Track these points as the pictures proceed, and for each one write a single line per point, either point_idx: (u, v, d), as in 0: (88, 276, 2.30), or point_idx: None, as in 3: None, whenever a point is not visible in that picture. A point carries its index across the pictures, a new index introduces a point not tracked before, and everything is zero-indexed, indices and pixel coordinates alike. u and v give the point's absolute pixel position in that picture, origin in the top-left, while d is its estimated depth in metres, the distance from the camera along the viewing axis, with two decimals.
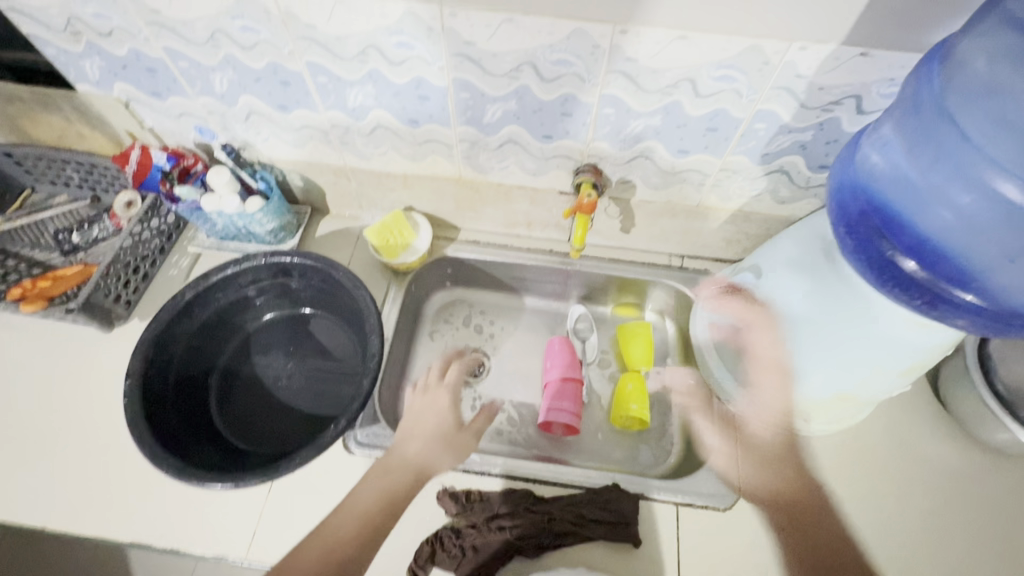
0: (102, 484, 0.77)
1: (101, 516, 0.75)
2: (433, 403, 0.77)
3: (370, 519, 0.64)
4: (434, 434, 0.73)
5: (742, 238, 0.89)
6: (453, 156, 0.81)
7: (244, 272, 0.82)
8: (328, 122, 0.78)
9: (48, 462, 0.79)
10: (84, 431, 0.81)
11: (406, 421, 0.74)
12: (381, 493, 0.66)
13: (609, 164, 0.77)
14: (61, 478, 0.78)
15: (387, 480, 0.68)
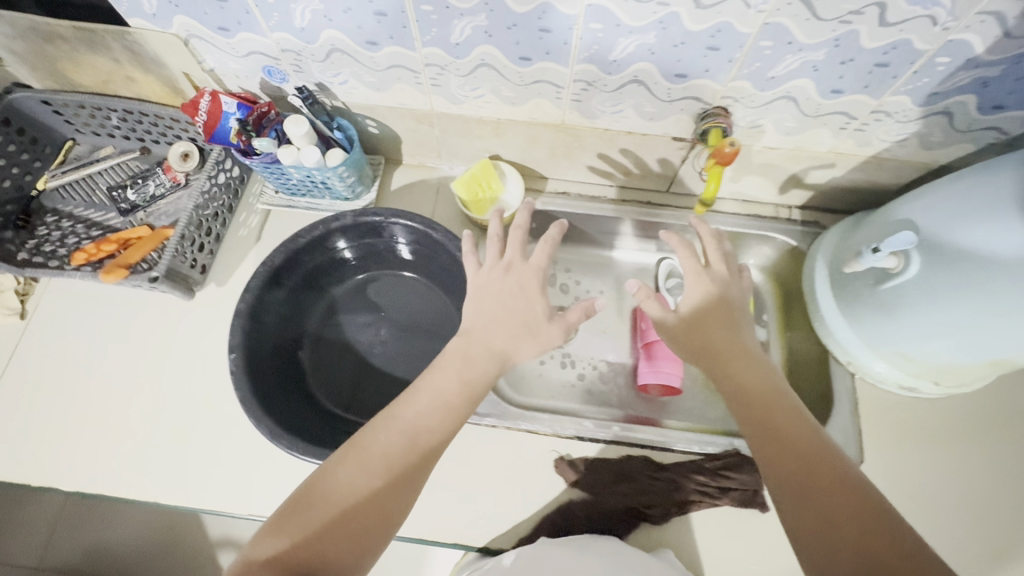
0: (202, 459, 0.74)
1: (203, 492, 0.72)
2: (511, 281, 0.63)
3: (447, 407, 0.56)
4: (510, 321, 0.61)
5: (865, 186, 0.82)
6: (560, 99, 0.72)
7: (332, 232, 0.75)
8: (423, 61, 0.68)
9: (141, 437, 0.75)
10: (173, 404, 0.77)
11: (486, 307, 0.61)
12: (462, 385, 0.58)
13: (743, 106, 0.68)
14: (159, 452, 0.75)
15: (466, 368, 0.59)
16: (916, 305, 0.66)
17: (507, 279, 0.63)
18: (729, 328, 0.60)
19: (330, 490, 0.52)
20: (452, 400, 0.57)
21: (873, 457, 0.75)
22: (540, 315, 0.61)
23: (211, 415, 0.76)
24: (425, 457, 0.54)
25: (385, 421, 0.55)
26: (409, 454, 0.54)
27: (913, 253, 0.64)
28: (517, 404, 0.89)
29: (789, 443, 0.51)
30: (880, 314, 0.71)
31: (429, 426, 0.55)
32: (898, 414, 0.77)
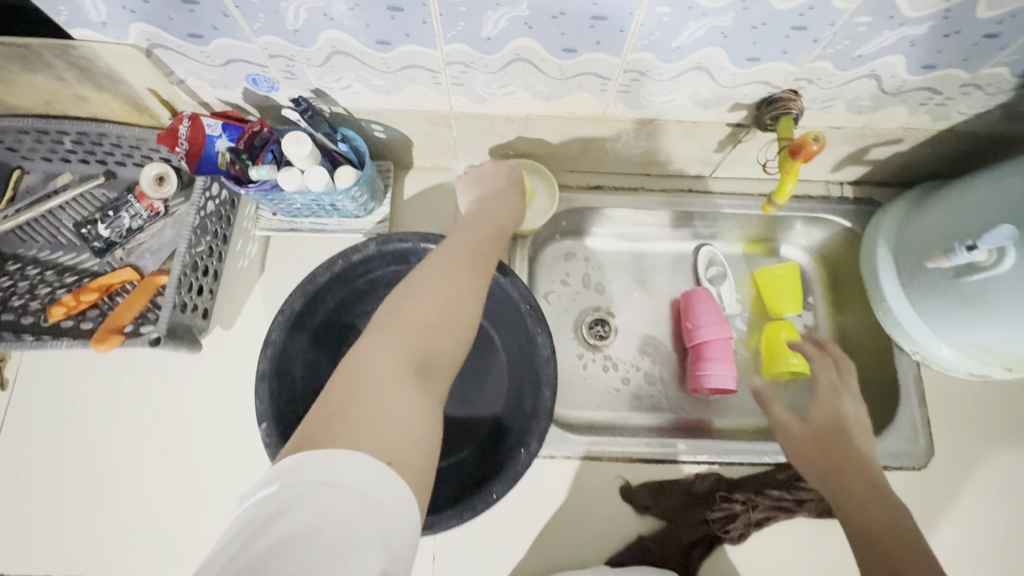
0: None
1: None
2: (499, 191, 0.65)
3: (491, 248, 0.56)
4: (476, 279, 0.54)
5: (930, 158, 0.75)
6: (605, 91, 0.62)
7: (354, 265, 0.65)
8: (445, 59, 0.57)
9: (166, 507, 0.68)
10: (195, 467, 0.69)
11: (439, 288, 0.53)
12: (500, 233, 0.58)
13: (817, 87, 0.60)
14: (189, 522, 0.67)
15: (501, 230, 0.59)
16: (1008, 302, 0.60)
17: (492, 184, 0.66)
18: (845, 452, 0.57)
19: (413, 291, 0.47)
20: (494, 244, 0.56)
21: (943, 447, 0.73)
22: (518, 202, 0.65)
23: (241, 477, 0.69)
24: (481, 259, 0.53)
25: (439, 255, 0.51)
26: (476, 277, 0.50)
27: (1009, 250, 0.58)
28: (563, 420, 0.84)
29: (876, 540, 0.49)
30: (963, 307, 0.66)
31: (484, 262, 0.53)
32: (965, 401, 0.75)
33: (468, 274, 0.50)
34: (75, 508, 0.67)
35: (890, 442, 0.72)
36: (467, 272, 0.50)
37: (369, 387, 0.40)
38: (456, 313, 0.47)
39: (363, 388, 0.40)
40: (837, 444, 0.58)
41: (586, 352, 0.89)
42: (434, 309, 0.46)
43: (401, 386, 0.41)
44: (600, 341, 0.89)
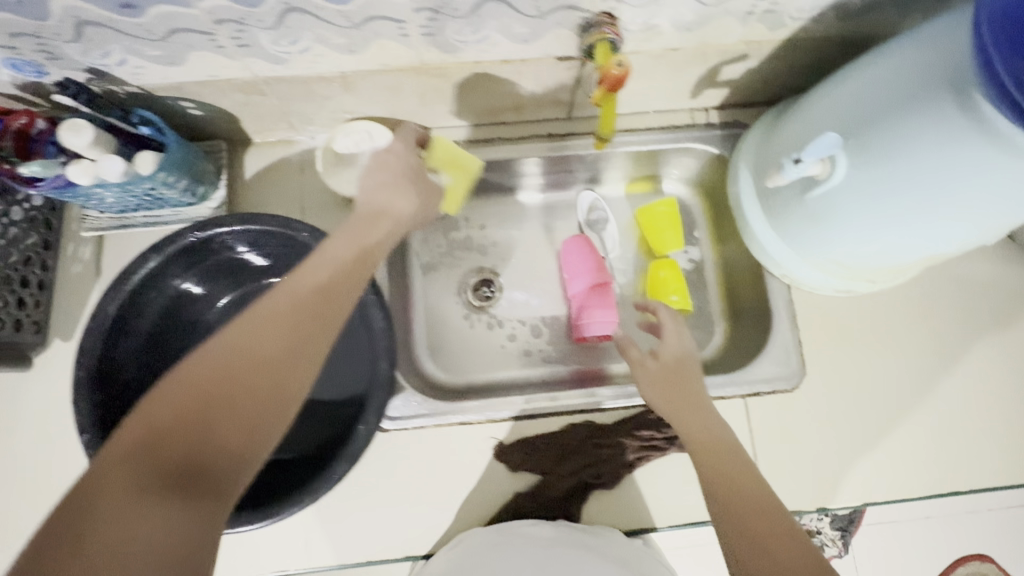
0: None
1: None
2: (383, 188, 0.55)
3: (349, 291, 0.46)
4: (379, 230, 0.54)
5: (785, 72, 0.72)
6: (408, 36, 0.57)
7: (173, 258, 0.61)
8: (211, 18, 0.51)
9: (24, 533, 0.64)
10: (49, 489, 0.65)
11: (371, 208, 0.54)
12: (360, 261, 0.48)
13: (630, 6, 0.55)
14: None
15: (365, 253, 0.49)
16: (847, 213, 0.59)
17: (386, 175, 0.56)
18: (683, 395, 0.59)
19: (212, 370, 0.38)
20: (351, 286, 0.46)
21: (815, 364, 0.73)
22: (427, 199, 0.58)
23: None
24: (321, 309, 0.43)
25: (263, 313, 0.41)
26: (306, 342, 0.41)
27: (840, 156, 0.55)
28: (452, 385, 0.83)
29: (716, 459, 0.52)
30: (810, 224, 0.64)
31: (327, 312, 0.43)
32: (834, 316, 0.75)
33: (285, 332, 0.41)
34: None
35: (764, 367, 0.72)
36: (291, 339, 0.41)
37: (116, 513, 0.33)
38: (264, 393, 0.39)
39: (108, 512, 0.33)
40: (681, 390, 0.60)
41: (471, 313, 0.86)
42: (216, 390, 0.38)
43: (154, 506, 0.34)
44: (486, 301, 0.87)
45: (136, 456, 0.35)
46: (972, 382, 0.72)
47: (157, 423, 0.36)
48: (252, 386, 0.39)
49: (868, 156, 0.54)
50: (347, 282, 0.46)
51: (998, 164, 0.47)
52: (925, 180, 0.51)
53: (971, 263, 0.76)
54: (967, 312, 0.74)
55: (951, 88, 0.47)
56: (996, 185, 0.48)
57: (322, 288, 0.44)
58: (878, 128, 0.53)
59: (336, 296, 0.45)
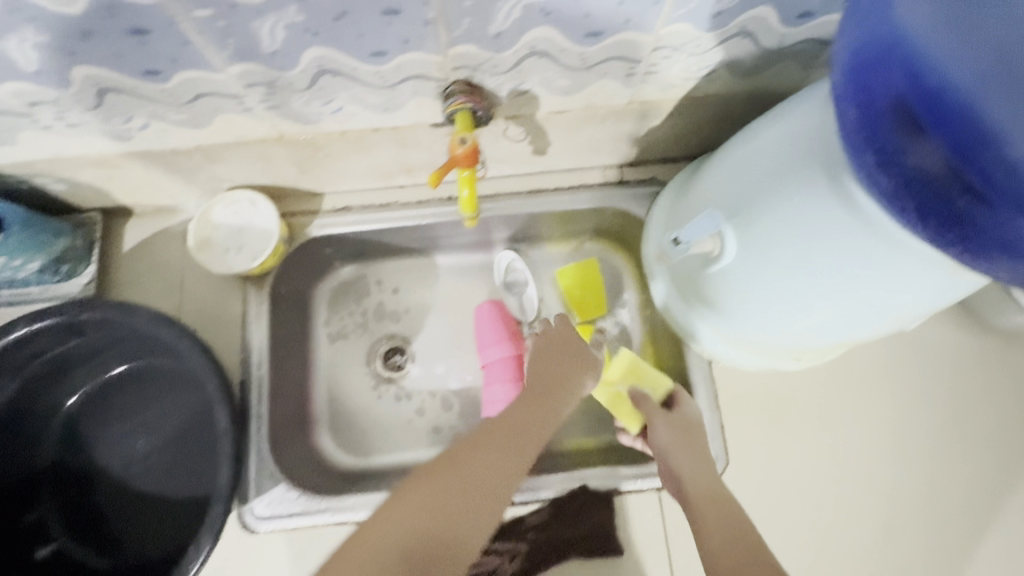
0: None
1: None
2: (557, 359, 0.58)
3: (529, 430, 0.51)
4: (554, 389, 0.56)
5: (696, 130, 0.66)
6: (252, 109, 0.52)
7: (10, 349, 0.56)
8: (22, 101, 0.47)
9: None
10: None
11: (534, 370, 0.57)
12: (534, 407, 0.53)
13: (489, 73, 0.50)
14: None
15: (539, 397, 0.54)
16: (746, 291, 0.54)
17: (558, 343, 0.60)
18: (695, 454, 0.57)
19: (374, 540, 0.41)
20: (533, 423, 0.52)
21: (742, 448, 0.65)
22: (589, 365, 0.59)
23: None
24: (506, 446, 0.49)
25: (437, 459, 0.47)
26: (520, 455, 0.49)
27: (728, 233, 0.52)
28: (354, 467, 0.75)
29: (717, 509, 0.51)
30: (716, 301, 0.59)
31: (521, 442, 0.50)
32: (762, 393, 0.67)
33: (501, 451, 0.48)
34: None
35: None
36: (453, 489, 0.44)
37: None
38: (466, 505, 0.44)
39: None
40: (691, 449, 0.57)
41: (381, 383, 0.79)
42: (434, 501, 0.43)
43: None
44: (396, 372, 0.79)
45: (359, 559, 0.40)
46: (921, 467, 0.64)
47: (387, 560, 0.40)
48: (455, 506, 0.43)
49: (750, 233, 0.50)
50: (531, 414, 0.52)
51: (876, 247, 0.43)
52: (807, 258, 0.47)
53: (915, 328, 0.68)
54: (912, 390, 0.66)
55: (822, 168, 0.44)
56: (880, 269, 0.44)
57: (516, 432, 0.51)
58: (755, 204, 0.49)
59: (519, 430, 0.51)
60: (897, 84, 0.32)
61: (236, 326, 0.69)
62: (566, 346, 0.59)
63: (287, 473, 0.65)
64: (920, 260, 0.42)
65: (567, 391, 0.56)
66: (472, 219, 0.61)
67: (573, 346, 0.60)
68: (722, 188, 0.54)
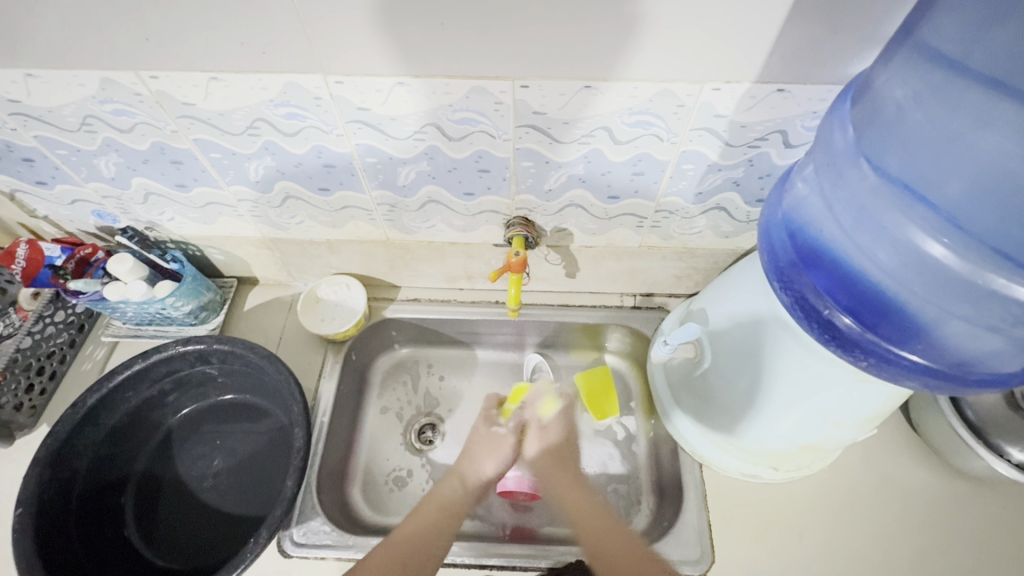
0: None
1: None
2: (489, 451, 0.76)
3: (433, 538, 0.67)
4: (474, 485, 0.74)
5: (693, 273, 0.85)
6: (375, 220, 0.76)
7: (155, 365, 0.74)
8: (235, 198, 0.73)
9: None
10: None
11: (455, 472, 0.75)
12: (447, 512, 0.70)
13: (540, 215, 0.73)
14: None
15: (448, 507, 0.71)
16: (724, 397, 0.69)
17: (483, 438, 0.78)
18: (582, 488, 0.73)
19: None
20: (433, 543, 0.67)
21: (729, 551, 0.71)
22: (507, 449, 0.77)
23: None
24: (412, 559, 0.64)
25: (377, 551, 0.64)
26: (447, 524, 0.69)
27: (707, 346, 0.70)
28: (377, 526, 0.82)
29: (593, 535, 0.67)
30: (703, 407, 0.72)
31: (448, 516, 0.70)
32: (749, 502, 0.75)
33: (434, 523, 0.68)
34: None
35: (670, 547, 0.71)
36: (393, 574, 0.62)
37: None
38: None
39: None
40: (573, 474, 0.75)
41: (412, 456, 0.89)
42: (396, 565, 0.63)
43: None
44: (426, 445, 0.90)
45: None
46: None
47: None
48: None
49: (723, 343, 0.68)
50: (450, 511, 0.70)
51: (808, 357, 0.58)
52: (762, 364, 0.63)
53: (887, 460, 0.77)
54: (889, 519, 0.73)
55: (767, 302, 0.63)
56: (810, 377, 0.59)
57: (420, 542, 0.66)
58: (726, 321, 0.68)
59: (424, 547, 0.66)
60: (785, 246, 0.51)
61: (311, 379, 0.86)
62: (488, 442, 0.77)
63: (325, 510, 0.76)
64: (840, 371, 0.57)
65: (457, 511, 0.71)
66: (514, 309, 0.81)
67: (496, 441, 0.77)
68: (706, 313, 0.72)
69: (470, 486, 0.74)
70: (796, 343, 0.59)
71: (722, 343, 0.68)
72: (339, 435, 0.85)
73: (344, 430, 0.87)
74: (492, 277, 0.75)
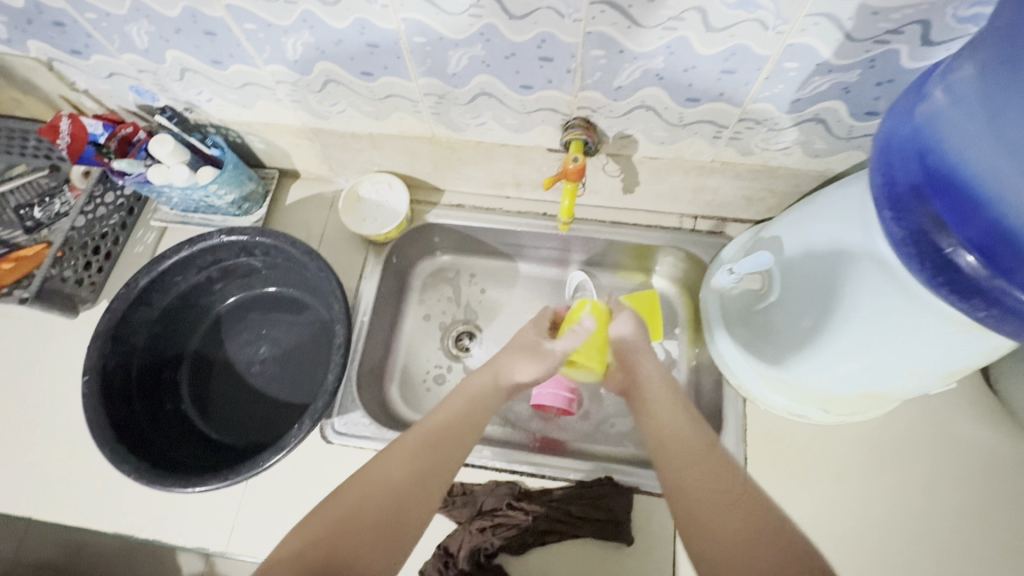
0: (69, 473, 0.73)
1: (69, 506, 0.72)
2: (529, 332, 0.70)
3: (463, 427, 0.60)
4: (504, 376, 0.65)
5: (766, 196, 0.76)
6: (420, 112, 0.70)
7: (200, 252, 0.75)
8: (273, 79, 0.67)
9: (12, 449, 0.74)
10: (45, 419, 0.76)
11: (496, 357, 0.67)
12: (475, 404, 0.62)
13: (603, 116, 0.64)
14: (27, 464, 0.74)
15: (476, 395, 0.63)
16: (786, 334, 0.63)
17: (526, 340, 0.68)
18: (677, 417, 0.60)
19: (369, 486, 0.54)
20: (463, 431, 0.59)
21: (763, 483, 0.70)
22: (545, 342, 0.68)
23: (78, 439, 0.75)
24: (449, 440, 0.58)
25: (397, 445, 0.57)
26: (476, 414, 0.61)
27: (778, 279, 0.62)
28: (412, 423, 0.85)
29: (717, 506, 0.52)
30: (761, 343, 0.67)
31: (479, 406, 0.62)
32: (791, 441, 0.72)
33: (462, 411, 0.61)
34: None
35: None
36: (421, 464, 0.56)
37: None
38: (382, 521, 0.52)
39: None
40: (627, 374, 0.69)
41: (448, 361, 0.90)
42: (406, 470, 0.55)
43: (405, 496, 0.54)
44: (463, 352, 0.90)
45: (362, 486, 0.54)
46: (937, 547, 0.66)
47: (330, 540, 0.50)
48: (387, 523, 0.52)
49: (800, 280, 0.61)
50: (474, 404, 0.62)
51: (904, 307, 0.51)
52: (841, 309, 0.56)
53: (950, 413, 0.72)
54: (938, 471, 0.69)
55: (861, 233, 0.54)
56: (895, 324, 0.52)
57: (450, 427, 0.59)
58: (803, 253, 0.61)
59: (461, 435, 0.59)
60: (905, 169, 0.44)
61: (352, 279, 0.85)
62: (526, 348, 0.67)
63: (364, 405, 0.78)
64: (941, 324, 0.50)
65: (487, 403, 0.63)
66: (564, 221, 0.75)
67: (533, 347, 0.67)
68: (781, 241, 0.65)
69: (501, 384, 0.65)
70: (893, 288, 0.51)
71: (796, 277, 0.61)
72: (379, 335, 0.86)
73: (384, 331, 0.88)
74: (545, 184, 0.68)
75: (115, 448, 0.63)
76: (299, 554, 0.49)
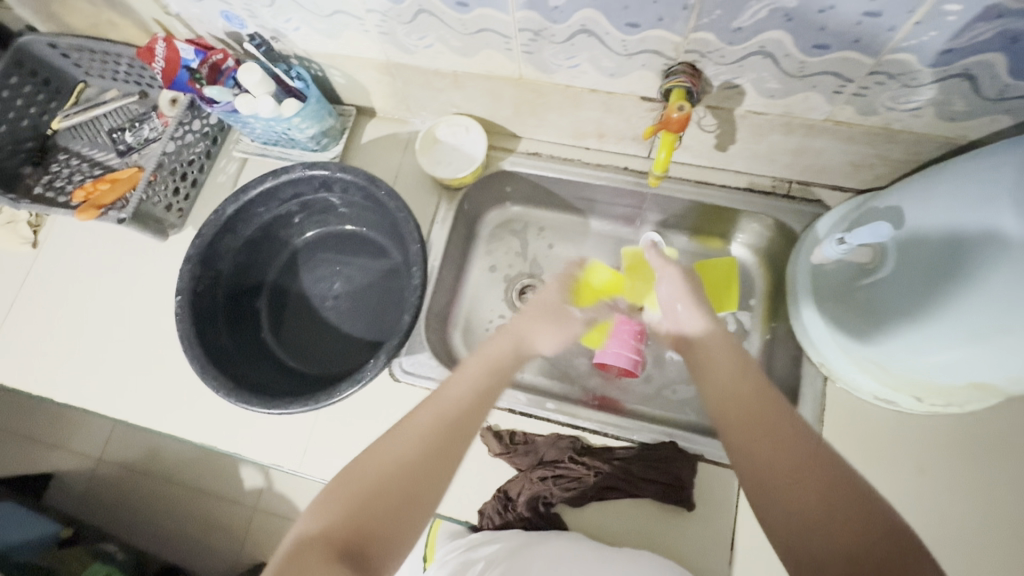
0: (159, 384, 0.79)
1: (159, 414, 0.77)
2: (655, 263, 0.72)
3: (479, 400, 0.54)
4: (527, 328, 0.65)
5: (877, 163, 0.70)
6: (511, 50, 0.66)
7: (283, 185, 0.76)
8: (363, 7, 0.65)
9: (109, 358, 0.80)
10: (138, 333, 0.81)
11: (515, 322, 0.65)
12: (489, 375, 0.56)
13: (712, 62, 0.59)
14: (121, 373, 0.80)
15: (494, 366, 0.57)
16: (892, 316, 0.59)
17: (541, 310, 0.68)
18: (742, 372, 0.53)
19: (376, 464, 0.47)
20: (480, 403, 0.54)
21: None
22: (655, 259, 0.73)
23: (168, 355, 0.80)
24: (455, 429, 0.51)
25: (407, 421, 0.50)
26: (493, 387, 0.56)
27: None
28: None
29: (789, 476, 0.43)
30: (858, 321, 0.63)
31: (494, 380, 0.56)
32: (871, 426, 0.69)
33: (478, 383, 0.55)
34: (45, 350, 0.82)
35: None
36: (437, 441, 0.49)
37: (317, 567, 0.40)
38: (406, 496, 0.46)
39: (313, 567, 0.40)
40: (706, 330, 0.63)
41: (511, 312, 0.90)
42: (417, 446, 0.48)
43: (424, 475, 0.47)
44: (527, 305, 0.90)
45: (371, 463, 0.47)
46: (1022, 552, 0.62)
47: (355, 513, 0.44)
48: (406, 498, 0.46)
49: (918, 258, 0.56)
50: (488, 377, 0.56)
51: None
52: (969, 293, 0.51)
53: None
54: None
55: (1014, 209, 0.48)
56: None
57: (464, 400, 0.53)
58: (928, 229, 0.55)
59: (468, 411, 0.53)
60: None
61: (424, 223, 0.84)
62: (546, 318, 0.67)
63: (431, 348, 0.79)
64: None
65: (507, 371, 0.58)
66: (653, 175, 0.71)
67: (555, 317, 0.68)
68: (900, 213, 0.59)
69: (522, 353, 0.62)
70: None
71: (919, 256, 0.56)
72: (446, 281, 0.86)
73: (451, 277, 0.88)
74: (643, 133, 0.63)
75: (206, 365, 0.67)
76: (322, 534, 0.43)
